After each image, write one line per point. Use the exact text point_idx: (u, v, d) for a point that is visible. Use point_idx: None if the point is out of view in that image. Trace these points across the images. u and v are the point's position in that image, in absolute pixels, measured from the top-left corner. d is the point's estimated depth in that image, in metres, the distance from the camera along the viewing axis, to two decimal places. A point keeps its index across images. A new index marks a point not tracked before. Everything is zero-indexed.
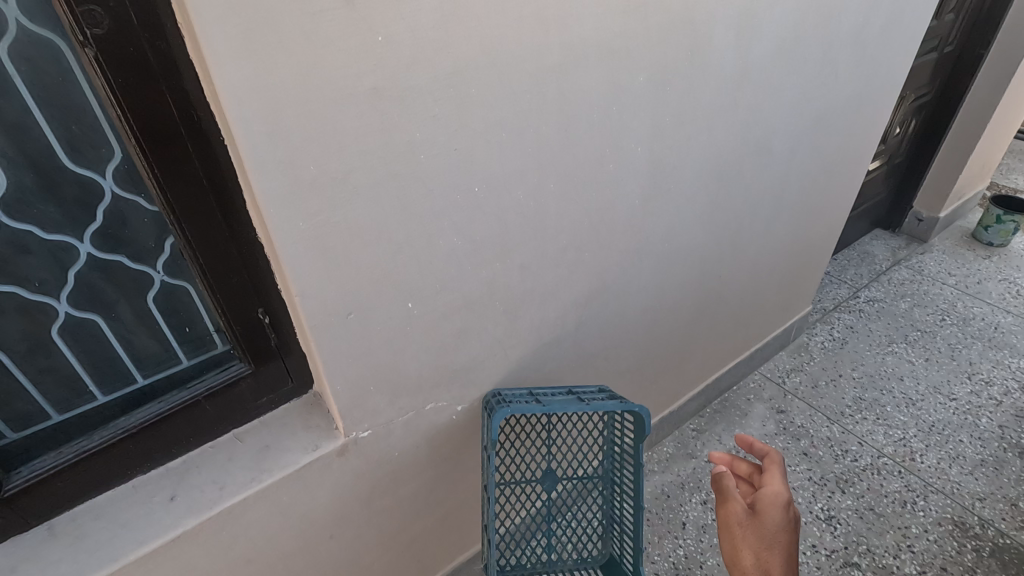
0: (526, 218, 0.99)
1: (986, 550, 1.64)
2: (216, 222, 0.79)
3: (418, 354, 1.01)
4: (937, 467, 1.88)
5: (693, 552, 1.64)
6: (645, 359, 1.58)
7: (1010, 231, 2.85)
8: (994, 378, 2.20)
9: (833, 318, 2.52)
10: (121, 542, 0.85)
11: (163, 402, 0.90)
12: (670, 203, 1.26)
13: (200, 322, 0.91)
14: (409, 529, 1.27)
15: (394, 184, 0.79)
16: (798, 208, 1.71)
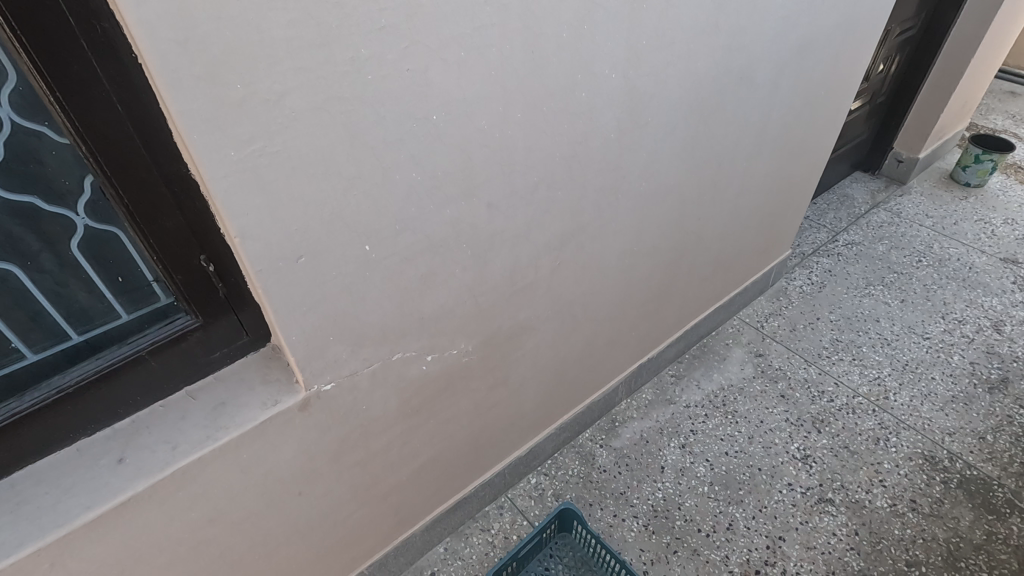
0: (491, 150, 0.92)
1: (954, 482, 1.68)
2: (137, 154, 0.69)
3: (380, 301, 0.94)
4: (909, 404, 1.91)
5: (671, 494, 1.65)
6: (623, 305, 1.54)
7: (987, 170, 2.84)
8: (967, 317, 2.22)
9: (811, 262, 2.50)
10: (65, 508, 0.78)
11: (101, 359, 0.80)
12: (646, 137, 1.19)
13: (137, 272, 0.79)
14: (382, 483, 1.24)
15: (337, 108, 0.72)
16: (780, 145, 1.65)
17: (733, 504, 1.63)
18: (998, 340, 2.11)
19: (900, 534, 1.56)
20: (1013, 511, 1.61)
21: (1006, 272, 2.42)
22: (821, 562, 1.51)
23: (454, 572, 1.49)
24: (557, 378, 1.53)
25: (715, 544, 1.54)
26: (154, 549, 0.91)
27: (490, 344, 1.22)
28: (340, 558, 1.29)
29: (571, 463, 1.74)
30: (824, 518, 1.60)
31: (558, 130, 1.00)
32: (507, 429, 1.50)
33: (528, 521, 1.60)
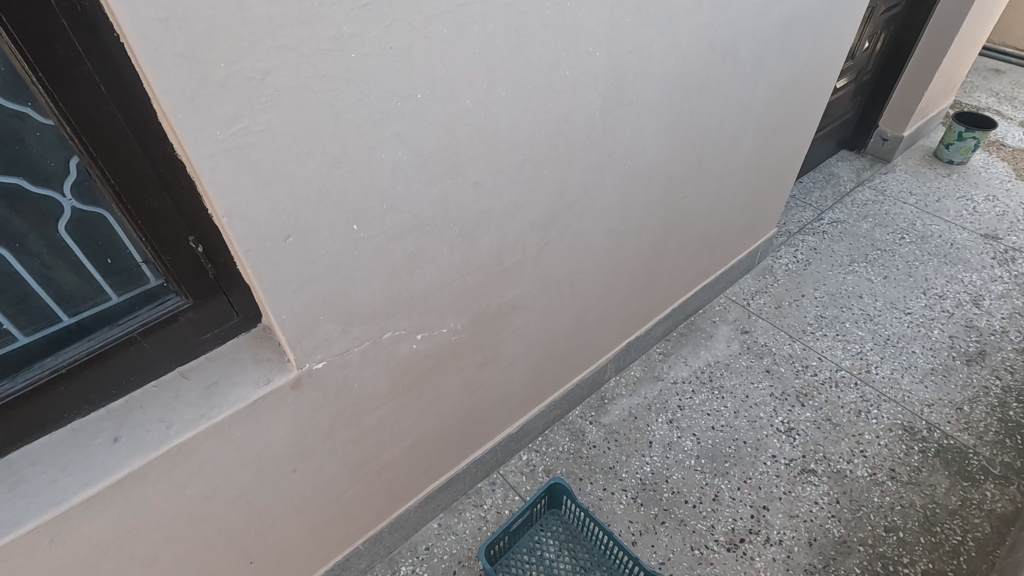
0: (476, 129, 0.93)
1: (932, 451, 1.74)
2: (121, 134, 0.69)
3: (369, 280, 0.96)
4: (890, 377, 1.96)
5: (659, 468, 1.70)
6: (610, 283, 1.56)
7: (970, 148, 2.88)
8: (947, 292, 2.26)
9: (797, 240, 2.54)
10: (63, 486, 0.80)
11: (92, 340, 0.81)
12: (631, 115, 1.20)
13: (126, 253, 0.80)
14: (375, 460, 1.26)
15: (321, 87, 0.72)
16: (764, 124, 1.66)
17: (718, 476, 1.68)
18: (977, 314, 2.17)
19: (879, 501, 1.62)
20: (987, 477, 1.67)
21: (986, 247, 2.47)
22: (804, 530, 1.56)
23: (447, 546, 1.53)
24: (546, 356, 1.55)
25: (702, 515, 1.59)
26: (151, 526, 0.92)
27: (479, 323, 1.24)
28: (335, 534, 1.32)
29: (561, 439, 1.78)
30: (807, 487, 1.65)
31: (542, 108, 1.01)
32: (498, 407, 1.53)
33: (519, 496, 1.63)
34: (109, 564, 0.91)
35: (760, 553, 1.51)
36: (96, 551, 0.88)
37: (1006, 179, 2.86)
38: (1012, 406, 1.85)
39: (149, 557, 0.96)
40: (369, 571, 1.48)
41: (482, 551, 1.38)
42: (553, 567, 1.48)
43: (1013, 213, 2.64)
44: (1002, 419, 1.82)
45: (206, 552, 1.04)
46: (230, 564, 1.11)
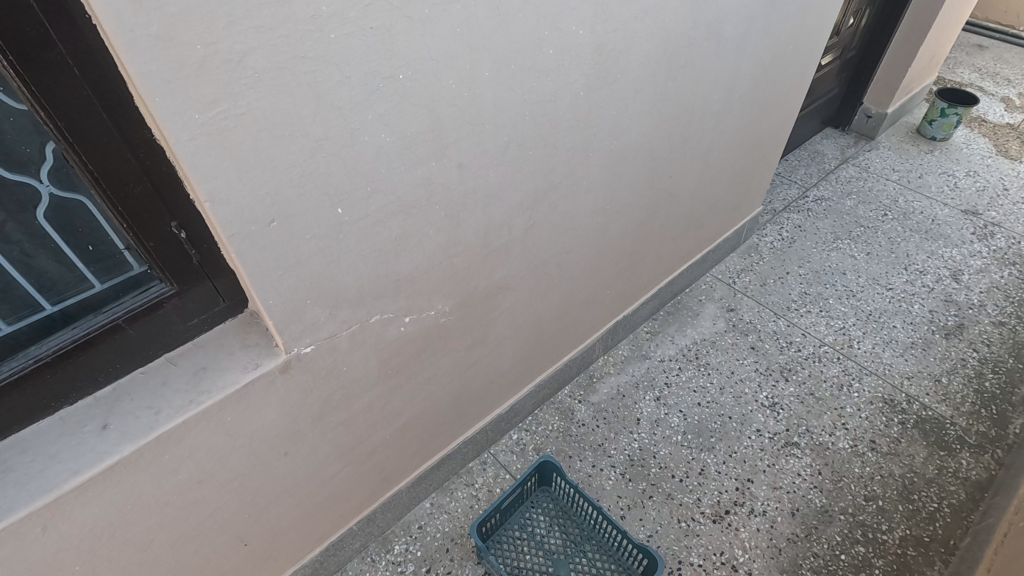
0: (460, 110, 0.93)
1: (911, 422, 1.79)
2: (98, 119, 0.68)
3: (355, 263, 0.96)
4: (872, 351, 2.00)
5: (647, 444, 1.73)
6: (597, 264, 1.57)
7: (952, 124, 2.90)
8: (928, 267, 2.30)
9: (782, 218, 2.56)
10: (53, 473, 0.80)
11: (77, 328, 0.81)
12: (616, 94, 1.20)
13: (108, 240, 0.79)
14: (367, 442, 1.28)
15: (300, 68, 0.71)
16: (749, 102, 1.67)
17: (705, 451, 1.71)
18: (956, 288, 2.21)
19: (859, 472, 1.67)
20: (963, 446, 1.72)
21: (966, 223, 2.51)
22: (787, 501, 1.60)
23: (440, 525, 1.55)
24: (534, 336, 1.57)
25: (688, 489, 1.63)
26: (144, 511, 0.93)
27: (467, 304, 1.24)
28: (328, 516, 1.34)
29: (551, 418, 1.80)
30: (790, 460, 1.70)
31: (526, 89, 1.01)
32: (487, 388, 1.55)
33: (510, 475, 1.66)
34: (104, 549, 0.92)
35: (745, 524, 1.56)
36: (90, 536, 0.89)
37: (986, 154, 2.90)
38: (988, 378, 1.90)
39: (143, 541, 0.96)
40: (363, 550, 1.51)
41: (474, 527, 1.40)
42: (543, 542, 1.51)
43: (993, 189, 2.68)
44: (978, 390, 1.87)
45: (200, 535, 1.05)
46: (224, 547, 1.12)
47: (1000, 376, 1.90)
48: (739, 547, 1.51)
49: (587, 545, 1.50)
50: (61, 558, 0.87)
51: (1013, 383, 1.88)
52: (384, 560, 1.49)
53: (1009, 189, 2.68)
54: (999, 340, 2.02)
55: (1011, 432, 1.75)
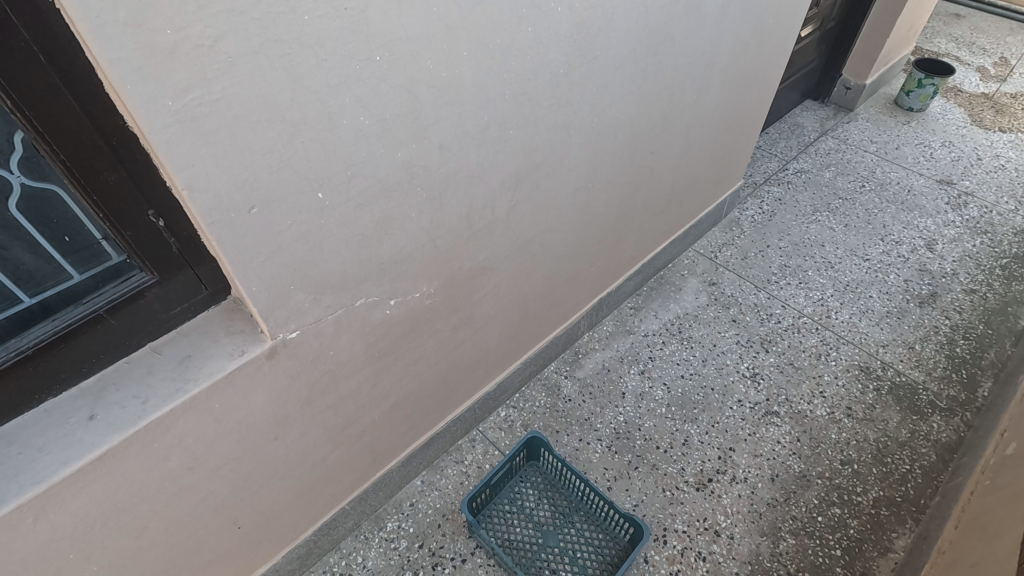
0: (439, 90, 0.92)
1: (885, 389, 1.85)
2: (68, 107, 0.66)
3: (338, 248, 0.95)
4: (849, 321, 2.05)
5: (632, 417, 1.77)
6: (581, 242, 1.58)
7: (929, 95, 2.93)
8: (904, 237, 2.35)
9: (763, 191, 2.58)
10: (42, 465, 0.80)
11: (57, 320, 0.80)
12: (596, 71, 1.19)
13: (84, 230, 0.78)
14: (356, 423, 1.29)
15: (274, 52, 0.70)
16: (728, 77, 1.67)
17: (688, 422, 1.76)
18: (930, 257, 2.26)
19: (836, 437, 1.73)
20: (934, 410, 1.79)
21: (940, 193, 2.55)
22: (766, 467, 1.66)
23: (431, 501, 1.58)
24: (519, 316, 1.58)
25: (673, 459, 1.68)
26: (136, 499, 0.94)
27: (452, 286, 1.25)
28: (321, 497, 1.36)
29: (538, 395, 1.83)
30: (770, 428, 1.75)
31: (506, 68, 1.00)
32: (474, 367, 1.56)
33: (499, 451, 1.69)
34: (98, 537, 0.92)
35: (727, 491, 1.61)
36: (83, 525, 0.89)
37: (961, 125, 2.94)
38: (959, 343, 1.97)
39: (136, 528, 0.97)
40: (357, 529, 1.53)
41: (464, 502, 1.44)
42: (533, 514, 1.55)
43: (967, 159, 2.73)
44: (950, 356, 1.93)
45: (194, 519, 1.07)
46: (219, 530, 1.14)
47: (971, 342, 1.97)
48: (721, 513, 1.57)
49: (575, 516, 1.54)
50: (55, 547, 0.88)
51: (983, 348, 1.95)
52: (377, 538, 1.52)
53: (982, 159, 2.73)
54: (970, 306, 2.08)
55: (980, 395, 1.82)
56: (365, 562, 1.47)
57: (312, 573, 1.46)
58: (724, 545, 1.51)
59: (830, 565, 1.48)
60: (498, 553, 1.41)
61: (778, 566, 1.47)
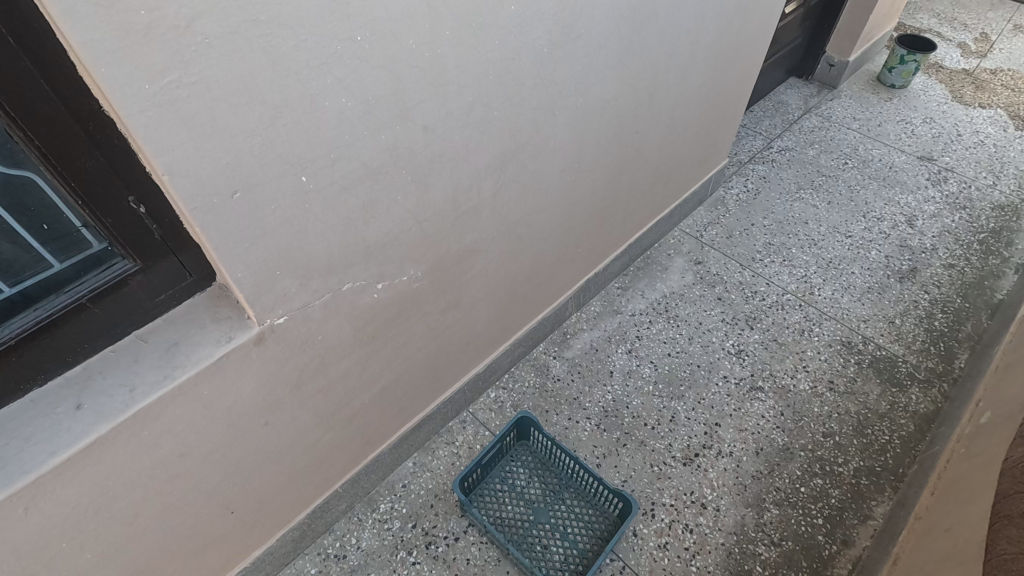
0: (422, 71, 0.91)
1: (866, 363, 1.89)
2: (41, 91, 0.64)
3: (324, 233, 0.95)
4: (831, 297, 2.08)
5: (620, 395, 1.79)
6: (567, 223, 1.59)
7: (911, 71, 2.95)
8: (885, 214, 2.39)
9: (747, 170, 2.60)
10: (31, 455, 0.79)
11: (40, 309, 0.79)
12: (580, 50, 1.19)
13: (63, 219, 0.76)
14: (346, 407, 1.30)
15: (253, 32, 0.69)
16: (713, 55, 1.67)
17: (675, 399, 1.79)
18: (910, 233, 2.30)
19: (819, 411, 1.77)
20: (913, 382, 1.84)
21: (921, 169, 2.59)
22: (751, 441, 1.70)
23: (423, 482, 1.60)
24: (507, 298, 1.59)
25: (660, 435, 1.71)
26: (127, 486, 0.94)
27: (439, 268, 1.25)
28: (313, 480, 1.37)
29: (527, 375, 1.85)
30: (754, 403, 1.79)
31: (489, 47, 0.99)
32: (463, 349, 1.57)
33: (489, 431, 1.71)
34: (90, 525, 0.93)
35: (712, 465, 1.65)
36: (75, 514, 0.89)
37: (942, 101, 2.97)
38: (937, 317, 2.01)
39: (129, 515, 0.97)
40: (350, 511, 1.55)
41: (456, 482, 1.46)
42: (524, 493, 1.57)
43: (947, 135, 2.76)
44: (928, 329, 1.98)
45: (186, 505, 1.07)
46: (212, 515, 1.15)
47: (949, 316, 2.01)
48: (707, 486, 1.61)
49: (566, 493, 1.57)
50: (47, 536, 0.88)
51: (960, 321, 1.99)
52: (371, 519, 1.54)
53: (962, 135, 2.77)
54: (948, 281, 2.13)
55: (957, 367, 1.87)
56: (359, 543, 1.49)
57: (306, 555, 1.48)
58: (710, 517, 1.55)
59: (812, 533, 1.52)
60: (490, 531, 1.44)
61: (762, 535, 1.52)
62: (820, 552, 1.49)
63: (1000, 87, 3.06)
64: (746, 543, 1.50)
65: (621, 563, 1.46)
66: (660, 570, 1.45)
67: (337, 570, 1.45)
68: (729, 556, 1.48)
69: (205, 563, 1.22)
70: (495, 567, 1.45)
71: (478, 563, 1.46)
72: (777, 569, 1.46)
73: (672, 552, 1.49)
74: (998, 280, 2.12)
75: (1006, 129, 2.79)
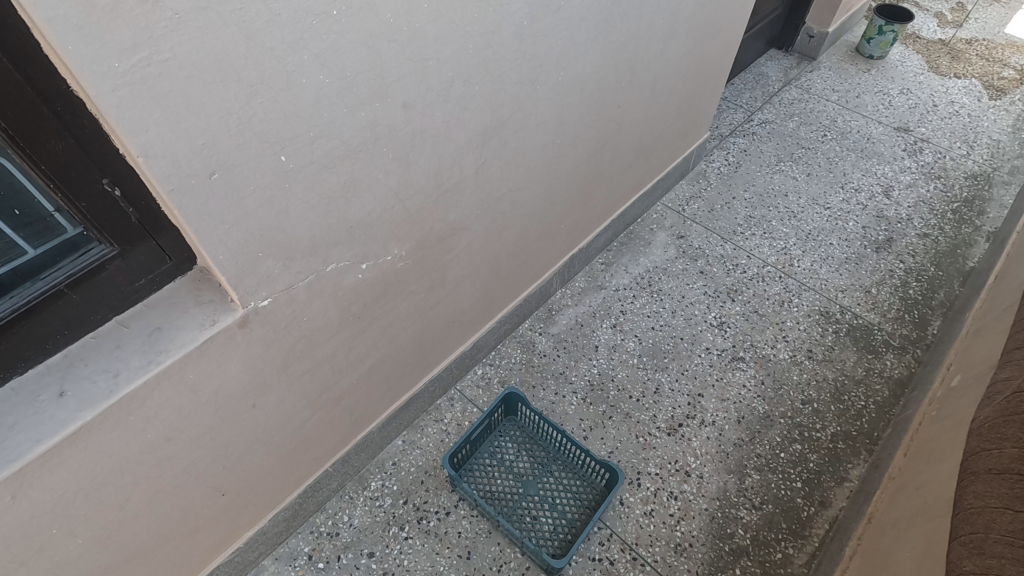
0: (400, 45, 0.89)
1: (843, 331, 1.94)
2: (4, 72, 0.61)
3: (305, 213, 0.94)
4: (811, 268, 2.12)
5: (605, 369, 1.82)
6: (550, 199, 1.59)
7: (889, 41, 2.96)
8: (862, 185, 2.42)
9: (728, 143, 2.61)
10: (15, 443, 0.79)
11: (16, 297, 0.77)
12: (560, 22, 1.17)
13: (34, 203, 0.74)
14: (334, 387, 1.30)
15: (225, 7, 0.67)
16: (693, 27, 1.66)
17: (659, 371, 1.82)
18: (887, 204, 2.34)
19: (798, 379, 1.82)
20: (888, 348, 1.89)
21: (898, 140, 2.62)
22: (733, 410, 1.74)
23: (413, 459, 1.62)
24: (492, 275, 1.59)
25: (645, 407, 1.74)
26: (115, 472, 0.94)
27: (423, 247, 1.24)
28: (303, 461, 1.38)
29: (513, 351, 1.86)
30: (736, 373, 1.83)
31: (469, 21, 0.98)
32: (449, 327, 1.58)
33: (477, 408, 1.73)
34: (79, 511, 0.93)
35: (696, 434, 1.69)
36: (63, 500, 0.89)
37: (919, 71, 2.99)
38: (911, 285, 2.06)
39: (119, 500, 0.97)
40: (341, 490, 1.56)
41: (445, 459, 1.48)
42: (513, 466, 1.60)
43: (923, 105, 2.79)
44: (903, 297, 2.03)
45: (177, 489, 1.07)
46: (203, 498, 1.15)
47: (923, 284, 2.07)
48: (691, 455, 1.65)
49: (553, 465, 1.61)
50: (35, 523, 0.88)
51: (933, 289, 2.05)
52: (362, 497, 1.55)
53: (937, 106, 2.80)
54: (923, 250, 2.17)
55: (930, 333, 1.93)
56: (351, 520, 1.51)
57: (299, 533, 1.49)
58: (694, 484, 1.60)
59: (791, 496, 1.58)
60: (480, 504, 1.46)
61: (743, 500, 1.57)
62: (799, 514, 1.55)
63: (976, 56, 3.09)
64: (728, 508, 1.55)
65: (609, 531, 1.50)
66: (646, 536, 1.50)
67: (330, 547, 1.47)
68: (712, 520, 1.53)
69: (198, 545, 1.23)
70: (486, 538, 1.48)
71: (469, 535, 1.49)
72: (758, 531, 1.51)
73: (658, 518, 1.53)
74: (970, 248, 2.17)
75: (980, 99, 2.83)
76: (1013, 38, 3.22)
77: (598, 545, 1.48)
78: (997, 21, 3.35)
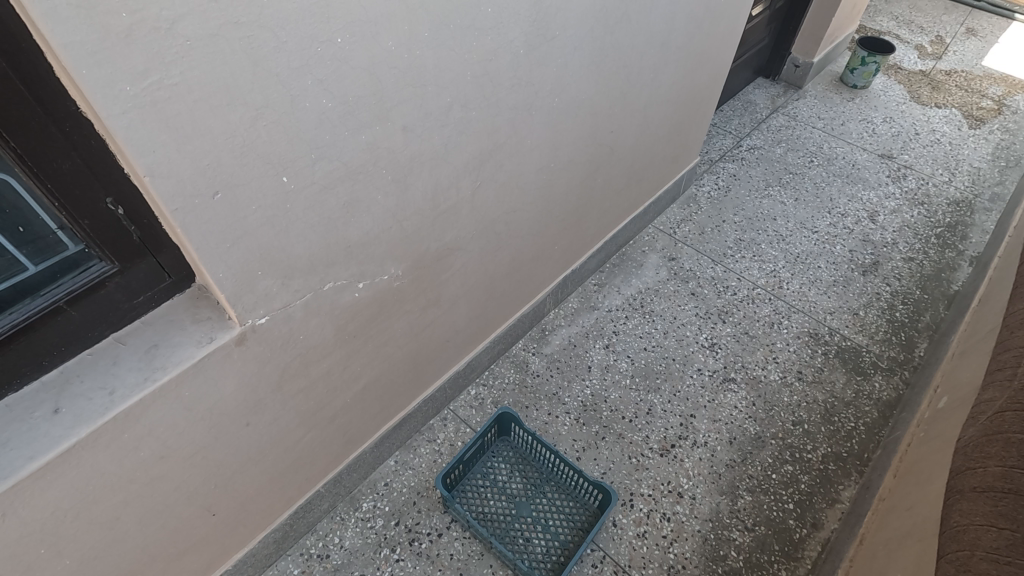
0: (401, 71, 0.92)
1: (832, 353, 1.97)
2: (18, 94, 0.63)
3: (305, 232, 0.96)
4: (799, 290, 2.16)
5: (597, 390, 1.83)
6: (545, 222, 1.62)
7: (871, 72, 3.06)
8: (849, 210, 2.48)
9: (718, 167, 2.66)
10: (8, 460, 0.78)
11: (15, 313, 0.77)
12: (556, 50, 1.22)
13: (37, 221, 0.75)
14: (328, 407, 1.30)
15: (234, 34, 0.70)
16: (683, 57, 1.72)
17: (651, 392, 1.84)
18: (872, 228, 2.40)
19: (789, 400, 1.83)
20: (876, 370, 1.92)
21: (881, 166, 2.69)
22: (724, 430, 1.76)
23: (406, 480, 1.61)
24: (486, 295, 1.61)
25: (638, 427, 1.75)
26: (106, 490, 0.93)
27: (419, 267, 1.26)
28: (295, 481, 1.37)
29: (507, 371, 1.87)
30: (727, 394, 1.84)
31: (467, 48, 1.01)
32: (443, 347, 1.58)
33: (470, 428, 1.73)
34: (69, 530, 0.92)
35: (688, 455, 1.70)
36: (52, 519, 0.88)
37: (901, 101, 3.09)
38: (899, 308, 2.10)
39: (109, 518, 0.97)
40: (332, 511, 1.55)
41: (438, 479, 1.47)
42: (506, 487, 1.60)
43: (906, 133, 2.88)
44: (890, 320, 2.07)
45: (167, 508, 1.06)
46: (194, 518, 1.14)
47: (909, 306, 2.10)
48: (684, 475, 1.65)
49: (546, 486, 1.60)
50: (25, 542, 0.87)
51: (919, 312, 2.09)
52: (354, 518, 1.54)
53: (919, 133, 2.88)
54: (909, 273, 2.22)
55: (917, 354, 1.96)
56: (342, 542, 1.50)
57: (289, 555, 1.47)
58: (687, 505, 1.60)
59: (784, 517, 1.58)
60: (473, 525, 1.46)
61: (735, 521, 1.57)
62: (792, 535, 1.55)
63: (955, 87, 3.20)
64: (721, 529, 1.56)
65: (601, 552, 1.50)
66: (640, 557, 1.50)
67: (320, 570, 1.45)
68: (704, 542, 1.53)
69: (186, 567, 1.22)
70: (478, 560, 1.47)
71: (461, 557, 1.48)
72: (750, 553, 1.52)
73: (651, 540, 1.53)
74: (954, 272, 2.22)
75: (960, 128, 2.92)
76: (991, 71, 3.34)
77: (591, 567, 1.47)
78: (975, 53, 3.48)
